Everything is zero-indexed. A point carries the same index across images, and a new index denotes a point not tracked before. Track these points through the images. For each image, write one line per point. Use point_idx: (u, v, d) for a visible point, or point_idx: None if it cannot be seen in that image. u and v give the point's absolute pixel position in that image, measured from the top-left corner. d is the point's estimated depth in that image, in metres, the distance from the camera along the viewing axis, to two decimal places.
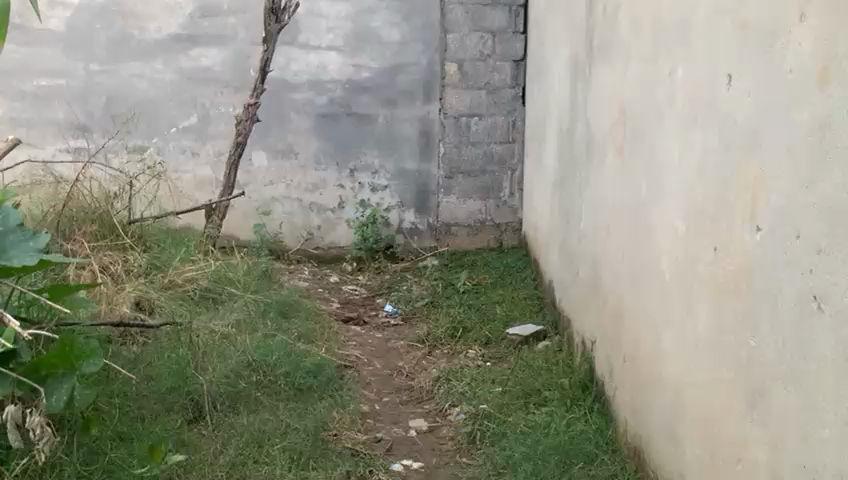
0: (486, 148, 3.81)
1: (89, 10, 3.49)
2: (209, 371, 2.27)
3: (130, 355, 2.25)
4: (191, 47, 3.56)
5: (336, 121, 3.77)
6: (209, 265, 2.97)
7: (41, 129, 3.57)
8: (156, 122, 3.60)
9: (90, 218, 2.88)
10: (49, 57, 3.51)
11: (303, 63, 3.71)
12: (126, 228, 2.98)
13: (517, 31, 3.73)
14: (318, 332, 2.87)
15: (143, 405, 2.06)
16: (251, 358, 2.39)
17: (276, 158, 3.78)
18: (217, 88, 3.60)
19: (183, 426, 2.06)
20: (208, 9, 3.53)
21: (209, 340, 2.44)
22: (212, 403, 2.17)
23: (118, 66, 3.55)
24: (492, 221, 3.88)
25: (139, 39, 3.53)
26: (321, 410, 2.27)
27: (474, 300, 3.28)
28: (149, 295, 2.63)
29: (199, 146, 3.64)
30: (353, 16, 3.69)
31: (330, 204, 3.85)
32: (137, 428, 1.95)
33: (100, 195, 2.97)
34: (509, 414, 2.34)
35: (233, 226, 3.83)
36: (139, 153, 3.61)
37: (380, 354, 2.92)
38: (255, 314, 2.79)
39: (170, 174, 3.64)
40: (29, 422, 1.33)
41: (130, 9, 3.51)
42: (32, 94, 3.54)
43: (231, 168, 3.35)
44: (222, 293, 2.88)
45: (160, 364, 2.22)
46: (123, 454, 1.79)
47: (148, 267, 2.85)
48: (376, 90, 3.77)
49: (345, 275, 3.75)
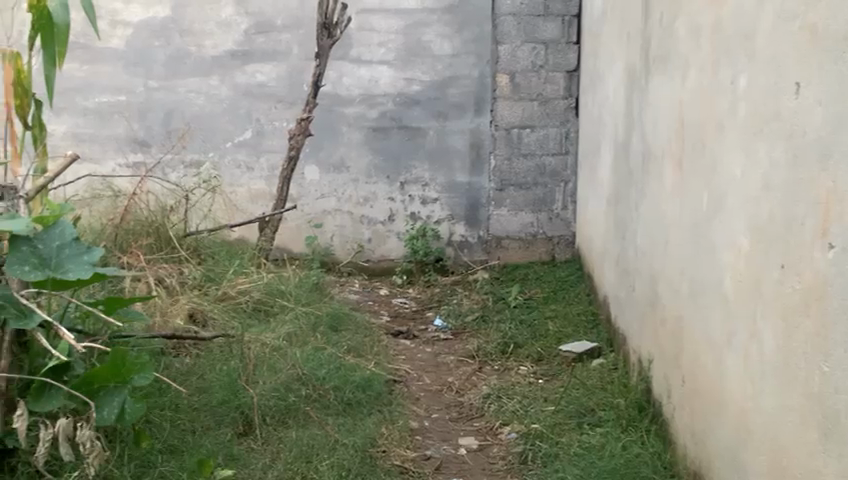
0: (539, 160, 3.77)
1: (149, 29, 3.58)
2: (259, 384, 2.27)
3: (183, 368, 2.27)
4: (246, 63, 3.61)
5: (387, 135, 3.77)
6: (262, 279, 2.98)
7: (102, 145, 3.66)
8: (212, 136, 3.66)
9: (147, 231, 2.95)
10: (111, 75, 3.61)
11: (354, 77, 3.72)
12: (182, 241, 3.04)
13: (570, 41, 3.69)
14: (368, 346, 2.86)
15: (194, 418, 2.07)
16: (300, 371, 2.37)
17: (328, 172, 3.80)
18: (271, 103, 3.65)
19: (233, 439, 2.06)
20: (263, 26, 3.58)
21: (260, 353, 2.43)
22: (262, 417, 2.17)
23: (176, 83, 3.62)
24: (544, 234, 3.83)
25: (196, 56, 3.60)
26: (371, 425, 2.25)
27: (525, 315, 3.22)
28: (203, 308, 2.65)
29: (253, 161, 3.69)
30: (405, 30, 3.69)
31: (380, 216, 3.84)
32: (187, 441, 1.96)
33: (156, 208, 3.02)
34: (561, 434, 2.28)
35: (284, 239, 3.85)
36: (195, 168, 3.67)
37: (430, 368, 2.89)
38: (307, 327, 2.79)
39: (225, 188, 3.69)
40: (80, 436, 1.34)
41: (187, 27, 3.58)
42: (94, 111, 3.64)
43: (284, 182, 3.38)
44: (274, 305, 2.88)
45: (212, 377, 2.23)
46: (173, 467, 1.78)
47: (202, 280, 2.88)
48: (427, 103, 3.76)
49: (395, 288, 3.73)
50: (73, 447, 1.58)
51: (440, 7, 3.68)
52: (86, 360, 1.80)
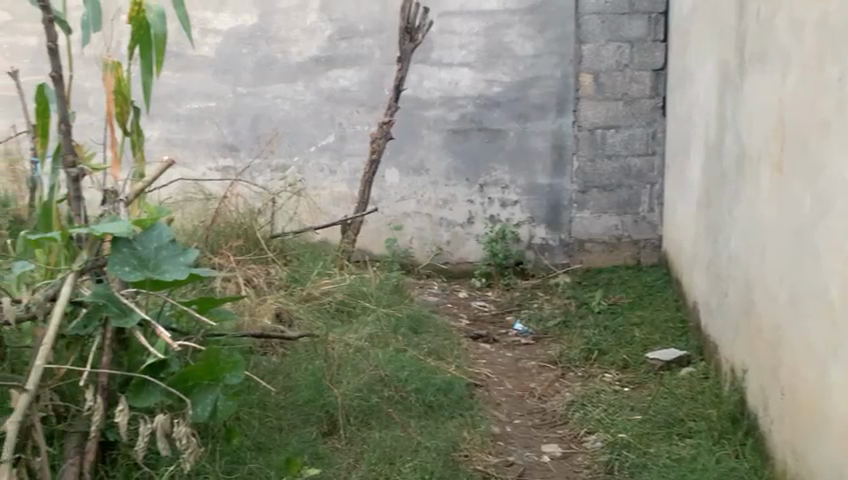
0: (623, 161, 3.68)
1: (237, 37, 3.69)
2: (343, 384, 2.29)
3: (269, 366, 2.31)
4: (330, 68, 3.67)
5: (466, 137, 3.76)
6: (344, 280, 3.01)
7: (193, 149, 3.79)
8: (297, 141, 3.74)
9: (236, 232, 3.04)
10: (201, 82, 3.74)
11: (435, 80, 3.72)
12: (269, 242, 3.12)
13: (657, 39, 3.60)
14: (448, 349, 2.85)
15: (282, 416, 2.11)
16: (383, 372, 2.39)
17: (408, 174, 3.81)
18: (353, 107, 3.70)
19: (318, 438, 2.09)
20: (347, 31, 3.64)
21: (343, 353, 2.45)
22: (346, 417, 2.19)
23: (263, 89, 3.72)
24: (629, 237, 3.73)
25: (282, 62, 3.69)
26: (453, 429, 2.24)
27: (610, 321, 3.14)
28: (289, 308, 2.69)
29: (336, 164, 3.75)
30: (487, 32, 3.67)
31: (459, 219, 3.84)
32: (274, 439, 2.00)
33: (245, 211, 3.12)
34: (649, 444, 2.21)
35: (365, 241, 3.90)
36: (281, 171, 3.77)
37: (511, 373, 2.86)
38: (388, 329, 2.81)
39: (309, 191, 3.76)
40: (177, 433, 1.37)
41: (273, 34, 3.67)
42: (186, 117, 3.78)
43: (366, 185, 3.41)
44: (356, 307, 2.91)
45: (298, 375, 2.26)
46: (261, 465, 1.82)
47: (288, 280, 2.94)
48: (508, 105, 3.72)
49: (474, 290, 3.71)
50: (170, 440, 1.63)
51: (522, 8, 3.64)
52: (182, 358, 1.86)
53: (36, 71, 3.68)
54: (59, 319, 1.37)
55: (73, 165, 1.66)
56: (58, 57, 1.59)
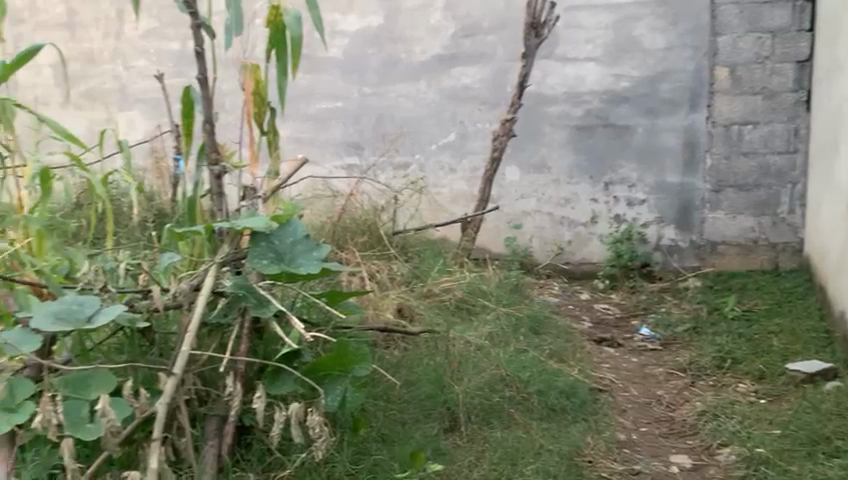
0: (762, 159, 3.48)
1: (364, 37, 3.77)
2: (464, 382, 2.27)
3: (394, 358, 2.30)
4: (453, 66, 3.68)
5: (591, 134, 3.66)
6: (465, 277, 3.00)
7: (321, 148, 3.91)
8: (419, 139, 3.78)
9: (361, 229, 3.11)
10: (328, 83, 3.86)
11: (560, 76, 3.65)
12: (391, 239, 3.16)
13: (802, 29, 3.37)
14: (570, 351, 2.78)
15: (404, 410, 2.11)
16: (504, 372, 2.36)
17: (530, 172, 3.76)
18: (475, 105, 3.69)
19: (439, 434, 2.08)
20: (470, 28, 3.64)
21: (463, 350, 2.44)
22: (467, 415, 2.18)
23: (387, 88, 3.78)
24: (767, 240, 3.52)
25: (406, 61, 3.74)
26: (576, 433, 2.18)
27: (744, 329, 2.97)
28: (411, 303, 2.68)
29: (456, 162, 3.75)
30: (615, 25, 3.56)
31: (582, 218, 3.74)
32: (399, 431, 2.00)
33: (369, 208, 3.20)
34: (790, 462, 2.07)
35: (485, 239, 3.88)
36: (403, 170, 3.82)
37: (636, 379, 2.76)
38: (509, 328, 2.78)
39: (430, 189, 3.78)
40: (311, 422, 1.38)
41: (398, 34, 3.72)
42: (313, 116, 3.91)
43: (486, 183, 3.39)
44: (475, 304, 2.89)
45: (419, 371, 2.26)
46: (386, 457, 1.78)
47: (409, 276, 2.96)
48: (637, 100, 3.59)
49: (597, 292, 3.61)
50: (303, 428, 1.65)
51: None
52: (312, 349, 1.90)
53: (180, 75, 3.92)
54: (202, 307, 1.43)
55: (216, 163, 1.74)
56: (205, 60, 1.65)
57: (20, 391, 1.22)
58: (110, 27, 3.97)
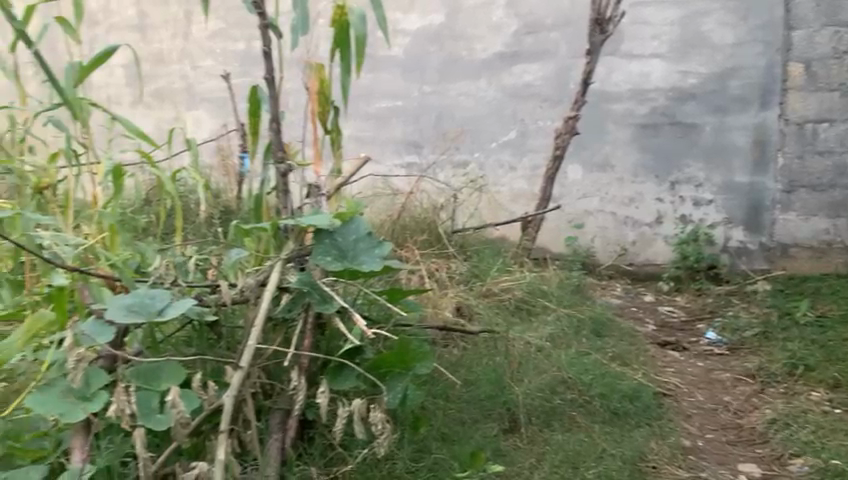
0: (838, 158, 3.36)
1: (425, 36, 3.78)
2: (524, 383, 2.25)
3: (453, 357, 2.27)
4: (514, 64, 3.65)
5: (657, 132, 3.58)
6: (525, 277, 2.96)
7: (382, 146, 3.93)
8: (479, 137, 3.75)
9: (421, 227, 3.11)
10: (388, 81, 3.88)
11: (625, 73, 3.58)
12: (450, 238, 3.15)
13: None
14: (633, 354, 2.72)
15: (464, 409, 2.08)
16: (565, 375, 2.33)
17: (592, 171, 3.70)
18: (537, 103, 3.64)
19: (499, 435, 2.05)
20: (532, 25, 3.59)
21: (523, 351, 2.41)
22: (527, 416, 2.15)
23: (447, 87, 3.77)
24: (842, 242, 3.39)
25: (468, 59, 3.72)
26: (639, 438, 2.13)
27: (817, 335, 2.85)
28: (469, 302, 2.65)
29: (516, 161, 3.71)
30: (682, 21, 3.47)
31: (646, 218, 3.66)
32: (458, 430, 1.98)
33: (428, 206, 3.21)
34: None
35: (546, 239, 3.83)
36: (463, 168, 3.80)
37: (702, 384, 2.68)
38: (570, 330, 2.74)
39: (490, 188, 3.75)
40: (373, 418, 1.36)
41: (459, 32, 3.71)
42: (374, 115, 3.93)
43: (548, 182, 3.34)
44: (536, 305, 2.85)
45: (479, 370, 2.23)
46: (446, 456, 1.77)
47: (468, 275, 2.93)
48: (705, 98, 3.49)
49: (661, 295, 3.52)
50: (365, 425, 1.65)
51: None
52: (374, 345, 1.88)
53: (245, 75, 4.00)
54: (267, 302, 1.44)
55: (282, 160, 1.75)
56: (272, 60, 1.62)
57: (95, 381, 1.26)
58: (178, 28, 4.08)
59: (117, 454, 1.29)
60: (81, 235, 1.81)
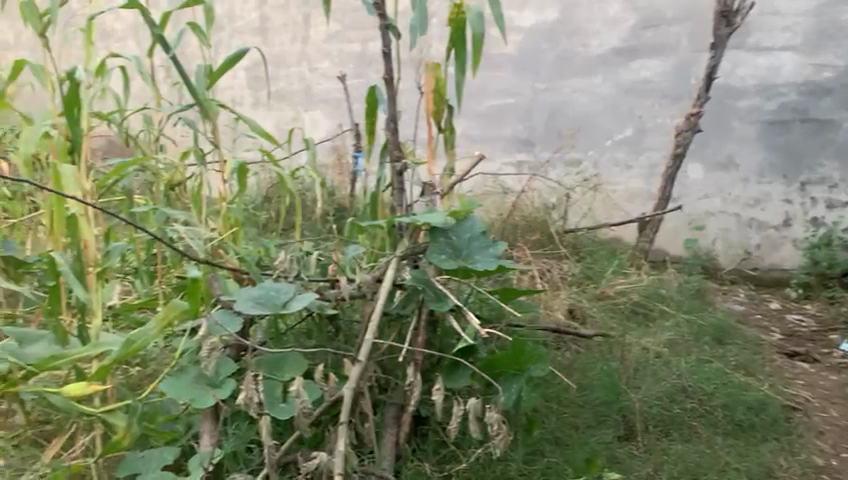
0: None
1: (539, 33, 3.69)
2: (641, 390, 2.17)
3: (565, 360, 2.18)
4: (632, 59, 3.52)
5: (787, 130, 3.36)
6: (641, 280, 2.87)
7: (491, 144, 3.87)
8: (594, 135, 3.64)
9: (535, 226, 3.08)
10: (502, 79, 3.81)
11: (751, 67, 3.37)
12: (562, 237, 3.08)
13: None
14: (759, 365, 2.57)
15: (579, 413, 1.99)
16: (686, 382, 2.24)
17: (713, 170, 3.50)
18: (655, 99, 3.51)
19: (614, 442, 1.96)
20: (651, 19, 3.47)
21: (640, 357, 2.32)
22: (644, 424, 2.07)
23: (561, 84, 3.68)
24: None
25: (583, 55, 3.61)
26: (766, 453, 2.01)
27: None
28: (582, 304, 2.58)
29: (633, 159, 3.59)
30: (817, 11, 3.26)
31: (773, 220, 3.45)
32: (571, 436, 1.88)
33: (540, 206, 3.17)
34: None
35: (663, 241, 3.67)
36: (575, 166, 3.69)
37: (835, 399, 2.49)
38: (689, 336, 2.62)
39: (606, 187, 3.63)
40: (490, 418, 1.32)
41: (575, 28, 3.61)
42: (486, 113, 3.87)
43: (667, 181, 3.21)
44: (653, 309, 2.75)
45: (596, 374, 2.12)
46: (560, 461, 1.75)
47: (581, 276, 2.85)
48: (842, 92, 3.26)
49: (788, 302, 3.31)
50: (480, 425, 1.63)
51: None
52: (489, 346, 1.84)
53: (361, 76, 4.08)
54: (384, 299, 1.44)
55: (398, 159, 1.72)
56: (391, 60, 1.62)
57: (223, 370, 1.32)
58: (298, 31, 4.21)
59: (243, 440, 1.35)
60: (209, 229, 1.88)
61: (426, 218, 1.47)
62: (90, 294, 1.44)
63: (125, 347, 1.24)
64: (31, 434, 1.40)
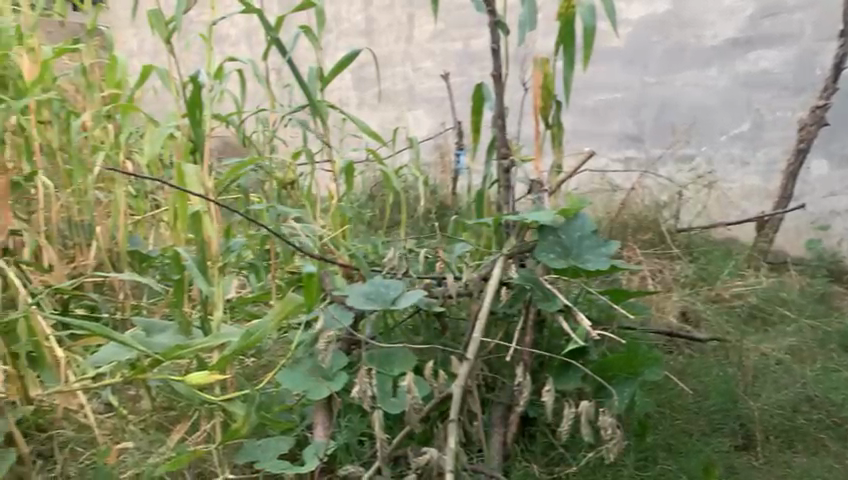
0: None
1: (649, 25, 3.58)
2: (761, 398, 2.05)
3: (678, 365, 2.12)
4: (749, 51, 3.31)
5: None
6: (761, 283, 2.72)
7: (599, 140, 3.80)
8: (709, 130, 3.45)
9: (645, 224, 2.99)
10: (608, 74, 3.74)
11: None
12: (674, 237, 2.96)
13: None
14: None
15: (691, 420, 1.90)
16: (812, 392, 2.09)
17: (840, 166, 3.29)
18: (774, 92, 3.27)
19: (731, 452, 1.83)
20: (771, 7, 3.24)
21: (760, 364, 2.21)
22: (764, 433, 1.93)
23: (673, 77, 3.54)
24: None
25: (696, 47, 3.46)
26: None
27: None
28: (696, 307, 2.49)
29: (749, 155, 3.36)
30: None
31: None
32: (686, 443, 1.78)
33: (651, 204, 3.09)
34: None
35: (784, 241, 3.48)
36: (687, 163, 3.55)
37: None
38: (815, 343, 2.44)
39: (721, 184, 3.44)
40: (603, 422, 1.27)
41: (687, 19, 3.46)
42: (592, 109, 3.82)
43: (789, 179, 3.02)
44: (773, 314, 2.59)
45: (710, 380, 2.04)
46: (674, 467, 1.68)
47: (694, 277, 2.74)
48: None
49: None
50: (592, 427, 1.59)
51: None
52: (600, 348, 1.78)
53: (463, 74, 4.08)
54: (490, 297, 1.41)
55: (505, 157, 1.65)
56: (500, 57, 1.60)
57: (336, 364, 1.35)
58: (402, 32, 4.26)
59: (354, 433, 1.37)
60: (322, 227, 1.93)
61: (534, 216, 1.42)
62: (212, 287, 1.50)
63: (244, 340, 1.29)
64: (156, 419, 1.49)
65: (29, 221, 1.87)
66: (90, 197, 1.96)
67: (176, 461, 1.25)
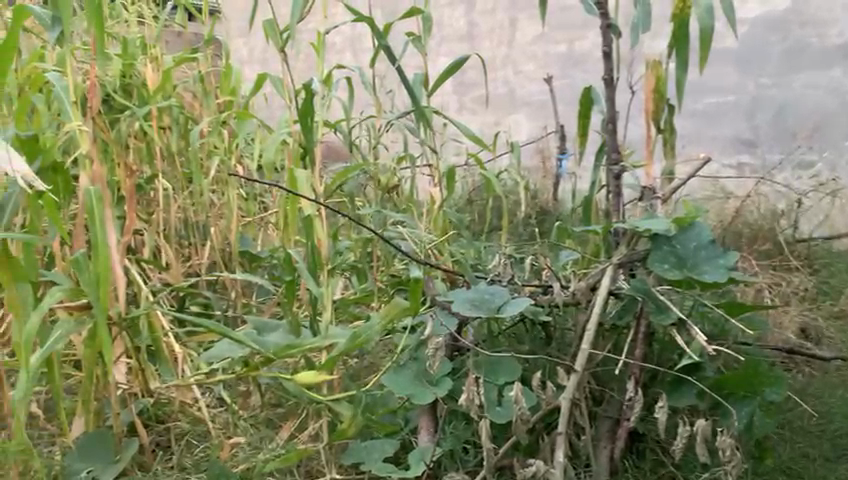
0: None
1: (763, 24, 3.39)
2: None
3: (798, 384, 1.97)
4: None
5: None
6: None
7: (708, 145, 3.57)
8: (832, 135, 3.24)
9: (760, 232, 2.85)
10: (719, 75, 3.52)
11: None
12: (793, 247, 2.80)
13: None
14: None
15: (813, 444, 1.76)
16: None
17: None
18: None
19: None
20: None
21: None
22: None
23: (791, 79, 3.34)
24: None
25: (818, 46, 3.27)
26: None
27: None
28: (817, 323, 2.34)
29: None
30: None
31: None
32: (808, 468, 1.68)
33: (767, 213, 2.93)
34: None
35: None
36: (807, 169, 3.30)
37: None
38: None
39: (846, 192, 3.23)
40: (722, 442, 1.21)
41: (810, 16, 3.28)
42: (702, 112, 3.58)
43: None
44: None
45: (833, 401, 1.90)
46: None
47: (816, 291, 2.58)
48: None
49: None
50: (709, 446, 1.48)
51: None
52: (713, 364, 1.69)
53: (566, 77, 4.02)
54: (600, 307, 1.35)
55: (615, 162, 1.59)
56: (612, 60, 1.55)
57: (443, 369, 1.36)
58: (504, 35, 4.23)
59: (459, 440, 1.35)
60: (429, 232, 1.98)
61: (649, 224, 1.36)
62: (321, 288, 1.54)
63: (351, 341, 1.31)
64: (267, 415, 1.54)
65: (150, 221, 1.97)
66: (205, 199, 2.04)
67: (286, 458, 1.30)
